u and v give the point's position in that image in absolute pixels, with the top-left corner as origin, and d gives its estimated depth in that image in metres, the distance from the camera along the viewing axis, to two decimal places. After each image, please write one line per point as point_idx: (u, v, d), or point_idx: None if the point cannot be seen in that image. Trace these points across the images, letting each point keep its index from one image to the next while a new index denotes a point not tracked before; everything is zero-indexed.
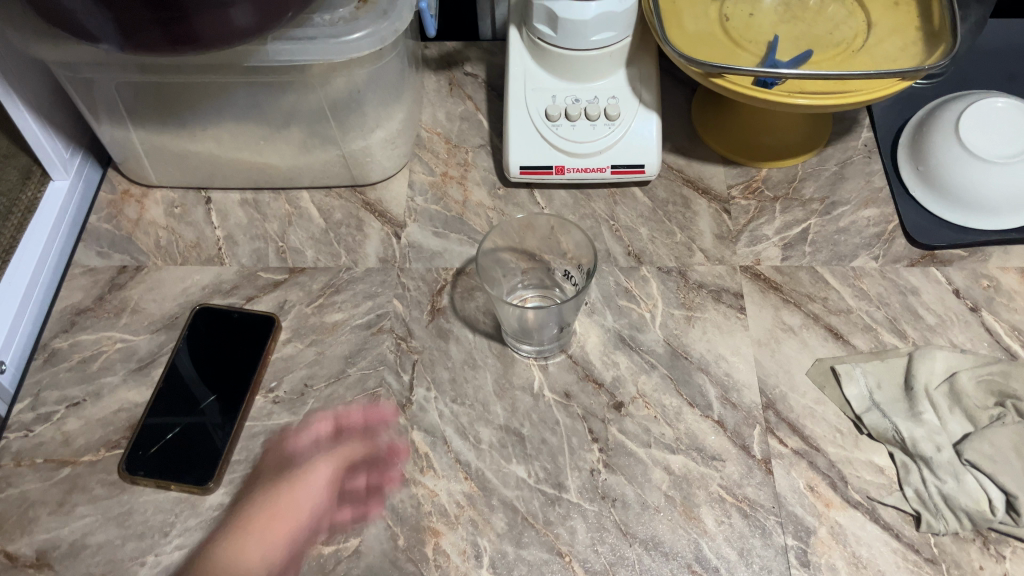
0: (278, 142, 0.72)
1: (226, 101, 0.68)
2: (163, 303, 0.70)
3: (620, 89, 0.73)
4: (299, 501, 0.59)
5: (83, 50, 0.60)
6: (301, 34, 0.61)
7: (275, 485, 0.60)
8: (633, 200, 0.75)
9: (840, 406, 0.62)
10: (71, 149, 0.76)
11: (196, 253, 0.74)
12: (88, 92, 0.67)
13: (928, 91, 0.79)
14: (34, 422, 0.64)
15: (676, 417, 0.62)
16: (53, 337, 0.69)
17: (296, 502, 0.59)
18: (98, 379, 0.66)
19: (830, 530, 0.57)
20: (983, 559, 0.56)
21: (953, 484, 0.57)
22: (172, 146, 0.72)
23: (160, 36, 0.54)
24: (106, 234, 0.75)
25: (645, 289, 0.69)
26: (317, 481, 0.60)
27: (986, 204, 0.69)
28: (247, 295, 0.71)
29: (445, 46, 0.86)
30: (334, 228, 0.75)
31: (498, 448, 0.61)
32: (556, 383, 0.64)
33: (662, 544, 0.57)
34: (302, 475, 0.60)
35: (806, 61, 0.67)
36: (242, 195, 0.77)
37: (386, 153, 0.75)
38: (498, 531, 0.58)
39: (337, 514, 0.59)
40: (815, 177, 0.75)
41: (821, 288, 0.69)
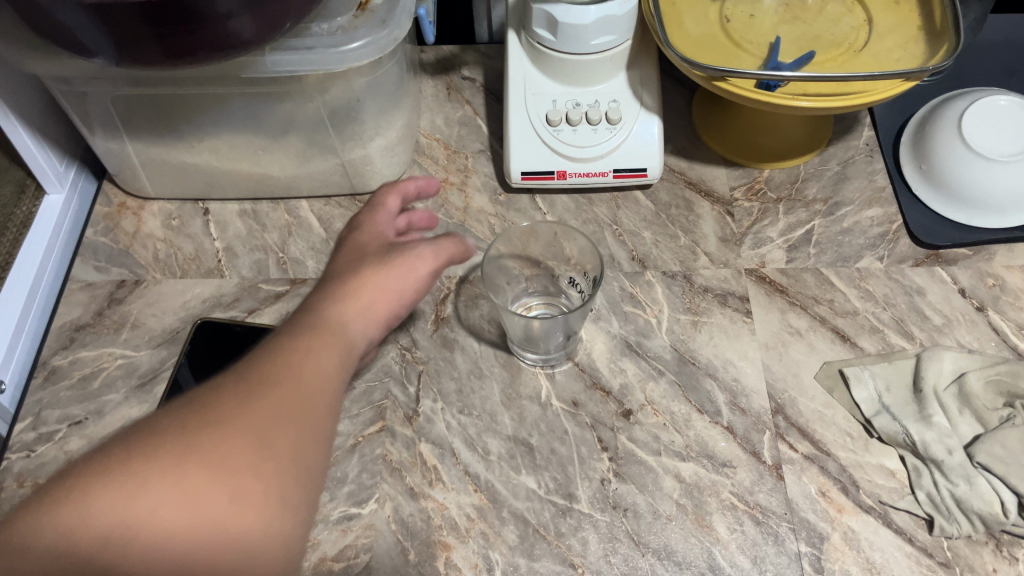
0: (276, 151, 0.71)
1: (223, 111, 0.67)
2: (164, 318, 0.70)
3: (620, 93, 0.72)
4: (398, 281, 0.51)
5: (78, 64, 0.59)
6: (299, 44, 0.60)
7: (367, 268, 0.51)
8: (636, 203, 0.74)
9: (849, 409, 0.62)
10: (66, 162, 0.74)
11: (196, 266, 0.73)
12: (82, 105, 0.66)
13: (929, 88, 0.79)
14: (36, 442, 0.63)
15: (685, 424, 0.62)
16: (53, 355, 0.68)
17: (382, 241, 0.56)
18: (100, 396, 0.65)
19: (842, 536, 0.57)
20: (996, 562, 0.56)
21: (965, 487, 0.57)
22: (169, 158, 0.71)
23: (157, 50, 0.53)
24: (103, 248, 0.74)
25: (650, 294, 0.69)
26: (405, 280, 0.51)
27: (992, 202, 0.69)
28: (249, 308, 0.70)
29: (442, 50, 0.85)
30: (334, 238, 0.74)
31: (507, 459, 0.61)
32: (563, 391, 0.64)
33: (675, 554, 0.56)
34: (389, 258, 0.52)
35: (808, 62, 0.67)
36: (240, 206, 0.77)
37: (386, 161, 0.74)
38: (509, 544, 0.57)
39: (415, 286, 0.52)
40: (818, 177, 0.75)
41: (827, 290, 0.68)
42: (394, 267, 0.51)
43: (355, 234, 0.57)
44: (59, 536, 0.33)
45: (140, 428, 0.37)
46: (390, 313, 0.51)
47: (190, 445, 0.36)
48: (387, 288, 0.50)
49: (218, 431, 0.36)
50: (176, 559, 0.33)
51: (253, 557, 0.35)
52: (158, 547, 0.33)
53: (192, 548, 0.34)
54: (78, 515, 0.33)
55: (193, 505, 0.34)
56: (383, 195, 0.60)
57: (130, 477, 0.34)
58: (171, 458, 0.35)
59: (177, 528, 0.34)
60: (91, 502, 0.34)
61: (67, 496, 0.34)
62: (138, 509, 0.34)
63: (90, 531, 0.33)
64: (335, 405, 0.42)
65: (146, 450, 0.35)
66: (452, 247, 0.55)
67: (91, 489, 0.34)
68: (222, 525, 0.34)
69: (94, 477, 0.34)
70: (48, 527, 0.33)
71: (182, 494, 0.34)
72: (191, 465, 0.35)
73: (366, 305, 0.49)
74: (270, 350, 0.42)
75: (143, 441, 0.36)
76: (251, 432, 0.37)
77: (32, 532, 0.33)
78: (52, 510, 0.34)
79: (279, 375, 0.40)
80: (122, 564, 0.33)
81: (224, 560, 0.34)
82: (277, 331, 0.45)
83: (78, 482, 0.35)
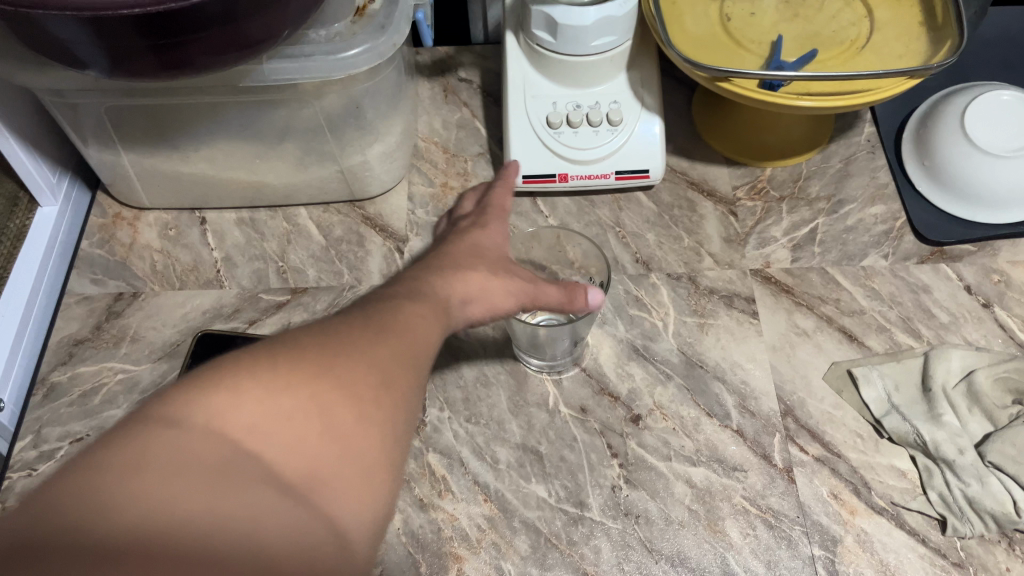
0: (274, 159, 0.70)
1: (219, 120, 0.66)
2: (164, 331, 0.69)
3: (621, 94, 0.71)
4: (504, 296, 0.47)
5: (71, 76, 0.58)
6: (297, 52, 0.59)
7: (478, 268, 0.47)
8: (638, 204, 0.74)
9: (858, 410, 0.62)
10: (59, 173, 0.73)
11: (194, 276, 0.72)
12: (75, 117, 0.64)
13: (929, 83, 0.78)
14: (38, 461, 0.62)
15: (695, 428, 0.61)
16: (52, 371, 0.67)
17: (501, 248, 0.52)
18: (101, 413, 0.64)
19: (856, 538, 0.57)
20: (1010, 561, 0.56)
21: (977, 487, 0.56)
22: (165, 168, 0.70)
23: (153, 62, 0.52)
24: (100, 260, 0.73)
25: (656, 296, 0.68)
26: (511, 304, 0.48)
27: (996, 198, 0.68)
28: (250, 319, 0.69)
29: (437, 51, 0.84)
30: (335, 245, 0.74)
31: (517, 467, 0.60)
32: (571, 397, 0.63)
33: (689, 560, 0.56)
34: (506, 271, 0.48)
35: (810, 60, 0.66)
36: (238, 214, 0.76)
37: (385, 166, 0.73)
38: (522, 554, 0.57)
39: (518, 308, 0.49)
40: (820, 175, 0.74)
41: (833, 289, 0.68)
42: (514, 279, 0.48)
43: (474, 230, 0.53)
44: (196, 428, 0.27)
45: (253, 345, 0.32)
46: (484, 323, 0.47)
47: (330, 363, 0.31)
48: (500, 304, 0.46)
49: (354, 356, 0.32)
50: (310, 476, 0.28)
51: (376, 494, 0.30)
52: (292, 460, 0.28)
53: (325, 468, 0.29)
54: (218, 411, 0.28)
55: (329, 426, 0.29)
56: (495, 188, 0.59)
57: (273, 381, 0.29)
58: (311, 368, 0.30)
59: (311, 442, 0.29)
60: (233, 398, 0.28)
61: (203, 386, 0.28)
62: (263, 419, 0.28)
63: (225, 431, 0.28)
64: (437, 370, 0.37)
65: (287, 359, 0.31)
66: (580, 303, 0.53)
67: (238, 388, 0.29)
68: (354, 454, 0.30)
69: (228, 373, 0.29)
70: (178, 413, 0.28)
71: (321, 409, 0.30)
72: (331, 381, 0.30)
73: (469, 298, 0.44)
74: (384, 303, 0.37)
75: (276, 350, 0.31)
76: (380, 366, 0.33)
77: (158, 421, 0.27)
78: (183, 399, 0.28)
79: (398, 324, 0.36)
80: (260, 469, 0.27)
81: (354, 493, 0.29)
82: (378, 287, 0.41)
83: (218, 376, 0.29)
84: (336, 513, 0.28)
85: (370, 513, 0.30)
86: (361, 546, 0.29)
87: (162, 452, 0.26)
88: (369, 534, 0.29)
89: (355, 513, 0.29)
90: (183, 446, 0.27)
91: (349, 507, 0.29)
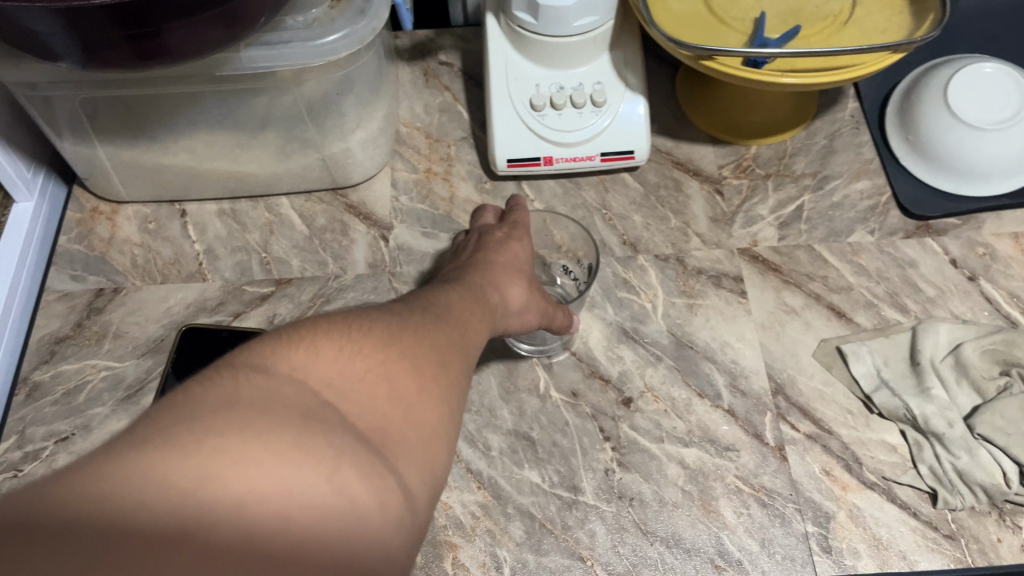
0: (254, 149, 0.69)
1: (197, 110, 0.65)
2: (147, 326, 0.68)
3: (604, 74, 0.71)
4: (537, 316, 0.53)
5: (43, 67, 0.57)
6: (275, 39, 0.58)
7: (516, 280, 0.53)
8: (624, 185, 0.73)
9: (848, 385, 0.62)
10: (33, 168, 0.72)
11: (176, 270, 0.71)
12: (49, 110, 0.63)
13: (911, 57, 0.78)
14: (23, 461, 0.61)
15: (686, 409, 0.61)
16: (33, 370, 0.66)
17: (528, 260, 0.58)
18: (86, 411, 0.63)
19: (848, 514, 0.57)
20: (1001, 532, 0.56)
21: (967, 459, 0.57)
22: (142, 160, 0.69)
23: (127, 52, 0.51)
24: (79, 256, 0.72)
25: (644, 278, 0.68)
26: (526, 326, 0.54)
27: (980, 170, 0.68)
28: (234, 311, 0.68)
29: (416, 34, 0.83)
30: (318, 234, 0.73)
31: (509, 454, 0.60)
32: (562, 382, 0.63)
33: (683, 541, 0.56)
34: (539, 290, 0.55)
35: (794, 36, 0.66)
36: (219, 205, 0.74)
37: (368, 153, 0.72)
38: (517, 540, 0.57)
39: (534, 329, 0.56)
40: (805, 152, 0.74)
41: (821, 267, 0.68)
42: (543, 303, 0.55)
43: (509, 240, 0.58)
44: (285, 377, 0.30)
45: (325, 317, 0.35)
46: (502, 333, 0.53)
47: (394, 338, 0.35)
48: (528, 323, 0.53)
49: (414, 336, 0.36)
50: (380, 430, 0.31)
51: (434, 458, 0.33)
52: (365, 413, 0.31)
53: (393, 422, 0.32)
54: (301, 367, 0.31)
55: (394, 387, 0.33)
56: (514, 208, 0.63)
57: (348, 346, 0.33)
58: (378, 342, 0.34)
59: (381, 399, 0.32)
60: (315, 356, 0.32)
61: (286, 345, 0.32)
62: (342, 372, 0.32)
63: (310, 379, 0.31)
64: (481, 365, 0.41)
65: (357, 330, 0.34)
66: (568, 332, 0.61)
67: (319, 348, 0.32)
68: (415, 417, 0.33)
69: (305, 338, 0.33)
70: (267, 368, 0.31)
71: (388, 374, 0.33)
72: (394, 353, 0.34)
73: (512, 310, 0.50)
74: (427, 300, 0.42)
75: (349, 323, 0.35)
76: (433, 347, 0.36)
77: (250, 371, 0.30)
78: (270, 356, 0.31)
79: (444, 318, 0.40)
80: (340, 417, 0.30)
81: (417, 450, 0.32)
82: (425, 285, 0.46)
83: (300, 337, 0.33)
84: (406, 463, 0.31)
85: (431, 472, 0.32)
86: (424, 500, 0.32)
87: (257, 391, 0.29)
88: (429, 492, 0.32)
89: (420, 468, 0.32)
90: (275, 391, 0.30)
91: (413, 460, 0.32)
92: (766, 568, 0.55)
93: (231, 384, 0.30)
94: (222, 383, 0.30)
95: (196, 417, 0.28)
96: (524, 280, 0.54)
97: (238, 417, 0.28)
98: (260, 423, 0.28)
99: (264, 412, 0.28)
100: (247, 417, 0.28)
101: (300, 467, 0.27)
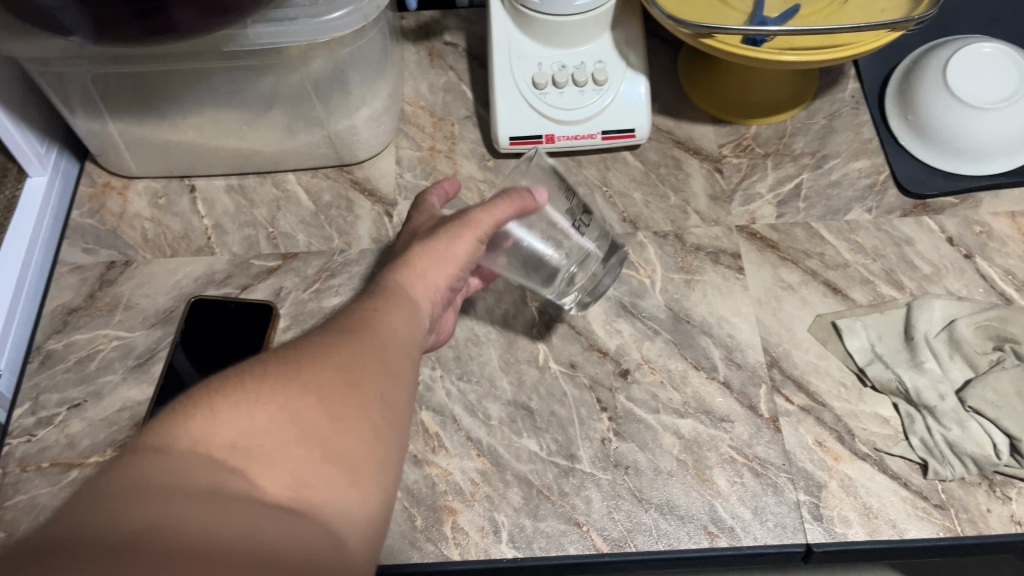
0: (262, 126, 0.71)
1: (205, 86, 0.66)
2: (157, 297, 0.69)
3: (606, 53, 0.72)
4: (457, 249, 0.50)
5: (55, 43, 0.58)
6: (282, 15, 0.59)
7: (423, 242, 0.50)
8: (625, 164, 0.74)
9: (843, 359, 0.63)
10: (47, 144, 0.73)
11: (185, 244, 0.73)
12: (62, 86, 0.64)
13: (912, 39, 0.79)
14: (36, 426, 0.63)
15: (682, 381, 0.63)
16: (47, 339, 0.68)
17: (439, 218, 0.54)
18: (98, 378, 0.65)
19: (840, 484, 0.58)
20: (990, 502, 0.57)
21: (958, 431, 0.58)
22: (153, 137, 0.70)
23: (136, 27, 0.52)
24: (91, 230, 0.74)
25: (643, 254, 0.69)
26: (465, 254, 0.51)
27: (980, 149, 0.69)
28: (242, 284, 0.70)
29: (422, 16, 0.85)
30: (324, 210, 0.74)
31: (508, 423, 0.61)
32: (561, 354, 0.64)
33: (677, 508, 0.57)
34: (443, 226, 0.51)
35: (793, 16, 0.67)
36: (227, 181, 0.76)
37: (373, 130, 0.74)
38: (514, 506, 0.58)
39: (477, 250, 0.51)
40: (805, 131, 0.75)
41: (818, 244, 0.69)
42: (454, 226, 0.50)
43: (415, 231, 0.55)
44: (186, 450, 0.34)
45: (229, 372, 0.39)
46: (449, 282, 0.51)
47: (298, 376, 0.38)
48: (445, 259, 0.49)
49: (325, 368, 0.39)
50: (292, 482, 0.34)
51: (356, 487, 0.36)
52: (271, 467, 0.34)
53: (305, 464, 0.35)
54: (205, 433, 0.35)
55: (301, 431, 0.36)
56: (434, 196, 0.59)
57: (249, 401, 0.36)
58: (280, 386, 0.37)
59: (289, 444, 0.35)
60: (214, 421, 0.35)
61: (185, 417, 0.35)
62: (246, 429, 0.35)
63: (212, 446, 0.34)
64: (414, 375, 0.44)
65: (259, 380, 0.38)
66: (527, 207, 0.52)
67: (218, 411, 0.36)
68: (330, 451, 0.36)
69: (210, 401, 0.36)
70: (174, 441, 0.34)
71: (294, 418, 0.36)
72: (300, 393, 0.37)
73: (425, 275, 0.48)
74: (345, 313, 0.44)
75: (253, 373, 0.38)
76: (346, 369, 0.39)
77: (153, 450, 0.34)
78: (175, 428, 0.35)
79: (359, 329, 0.42)
80: (246, 474, 0.34)
81: (335, 484, 0.35)
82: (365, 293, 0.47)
83: (201, 403, 0.36)
84: (323, 507, 0.34)
85: (355, 504, 0.36)
86: (351, 528, 0.35)
87: (160, 469, 0.32)
88: (358, 521, 0.35)
89: (341, 509, 0.35)
90: (181, 462, 0.33)
91: (331, 493, 0.35)
92: (758, 535, 0.56)
93: (142, 459, 0.33)
94: (129, 464, 0.33)
95: (104, 498, 0.31)
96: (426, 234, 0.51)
97: (145, 489, 0.31)
98: (169, 491, 0.31)
99: (173, 483, 0.32)
100: (150, 493, 0.31)
101: (207, 523, 0.30)
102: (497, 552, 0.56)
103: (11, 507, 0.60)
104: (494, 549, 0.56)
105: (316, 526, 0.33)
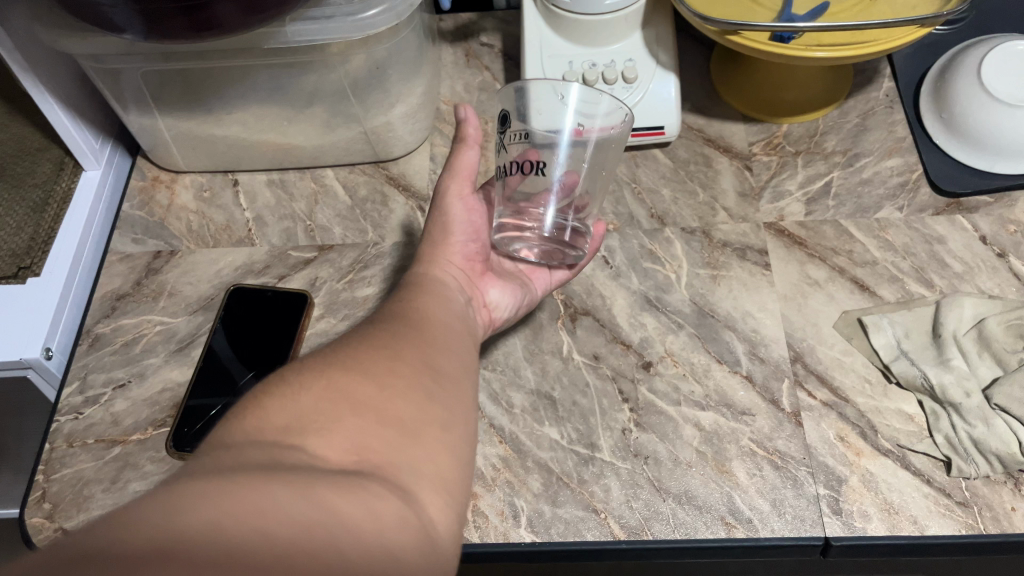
0: (302, 122, 0.73)
1: (248, 84, 0.69)
2: (199, 285, 0.73)
3: (636, 52, 0.73)
4: (444, 217, 0.59)
5: (108, 40, 0.62)
6: (318, 14, 0.62)
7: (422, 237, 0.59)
8: (655, 161, 0.75)
9: (868, 355, 0.63)
10: (101, 140, 0.77)
11: (227, 235, 0.76)
12: (116, 83, 0.68)
13: (949, 37, 0.78)
14: (83, 405, 0.66)
15: (705, 374, 0.63)
16: (96, 323, 0.71)
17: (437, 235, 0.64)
18: (141, 361, 0.68)
19: (861, 479, 0.57)
20: (1015, 501, 0.56)
21: (983, 428, 0.57)
22: (200, 132, 0.74)
23: (182, 23, 0.55)
24: (140, 221, 0.78)
25: (669, 250, 0.70)
26: (456, 211, 0.60)
27: (1014, 149, 0.68)
28: (279, 274, 0.73)
29: (460, 18, 0.87)
30: (360, 205, 0.77)
31: (531, 411, 0.62)
32: (585, 346, 0.65)
33: (695, 498, 0.57)
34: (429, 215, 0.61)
35: (822, 14, 0.67)
36: (269, 176, 0.79)
37: (408, 127, 0.76)
38: (534, 492, 0.59)
39: (470, 200, 0.61)
40: (837, 130, 0.75)
41: (846, 241, 0.69)
42: (441, 193, 0.61)
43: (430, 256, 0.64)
44: (242, 440, 0.35)
45: (272, 378, 0.40)
46: (459, 241, 0.59)
47: (344, 366, 0.40)
48: (442, 222, 0.59)
49: (366, 355, 0.41)
50: (356, 450, 0.35)
51: (421, 449, 0.37)
52: (330, 439, 0.35)
53: (365, 430, 0.36)
54: (259, 424, 0.36)
55: (354, 404, 0.37)
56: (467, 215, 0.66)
57: (300, 393, 0.38)
58: (327, 374, 0.39)
59: (344, 417, 0.36)
60: (264, 416, 0.37)
61: (235, 420, 0.37)
62: (300, 413, 0.36)
63: (265, 433, 0.35)
64: (463, 359, 0.46)
65: (305, 377, 0.39)
66: (467, 134, 0.60)
67: (268, 408, 0.37)
68: (385, 414, 0.37)
69: (258, 402, 0.38)
70: (230, 437, 0.35)
71: (341, 394, 0.38)
72: (344, 376, 0.39)
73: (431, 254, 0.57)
74: (384, 315, 0.47)
75: (296, 374, 0.40)
76: (390, 355, 0.41)
77: (210, 447, 0.35)
78: (229, 429, 0.36)
79: (400, 327, 0.45)
80: (305, 447, 0.34)
81: (398, 445, 0.36)
82: (402, 280, 0.54)
83: (248, 408, 0.38)
84: (391, 470, 0.35)
85: (425, 465, 0.36)
86: (421, 489, 0.35)
87: (217, 458, 0.33)
88: (427, 477, 0.36)
89: (409, 472, 0.35)
90: (241, 449, 0.34)
91: (395, 451, 0.36)
92: (777, 528, 0.56)
93: (205, 455, 0.34)
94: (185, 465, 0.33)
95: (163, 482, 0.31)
96: (428, 218, 0.61)
97: (202, 471, 0.31)
98: (232, 467, 0.31)
99: (234, 463, 0.32)
100: (206, 473, 0.31)
101: (267, 488, 0.30)
102: (516, 536, 0.57)
103: (57, 480, 0.62)
104: (513, 533, 0.57)
105: (383, 482, 0.34)
